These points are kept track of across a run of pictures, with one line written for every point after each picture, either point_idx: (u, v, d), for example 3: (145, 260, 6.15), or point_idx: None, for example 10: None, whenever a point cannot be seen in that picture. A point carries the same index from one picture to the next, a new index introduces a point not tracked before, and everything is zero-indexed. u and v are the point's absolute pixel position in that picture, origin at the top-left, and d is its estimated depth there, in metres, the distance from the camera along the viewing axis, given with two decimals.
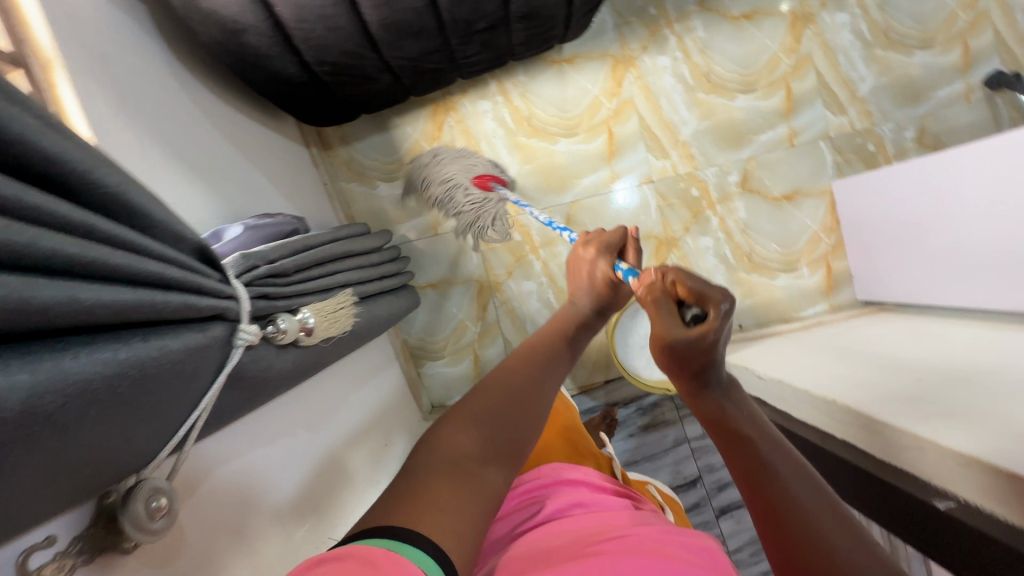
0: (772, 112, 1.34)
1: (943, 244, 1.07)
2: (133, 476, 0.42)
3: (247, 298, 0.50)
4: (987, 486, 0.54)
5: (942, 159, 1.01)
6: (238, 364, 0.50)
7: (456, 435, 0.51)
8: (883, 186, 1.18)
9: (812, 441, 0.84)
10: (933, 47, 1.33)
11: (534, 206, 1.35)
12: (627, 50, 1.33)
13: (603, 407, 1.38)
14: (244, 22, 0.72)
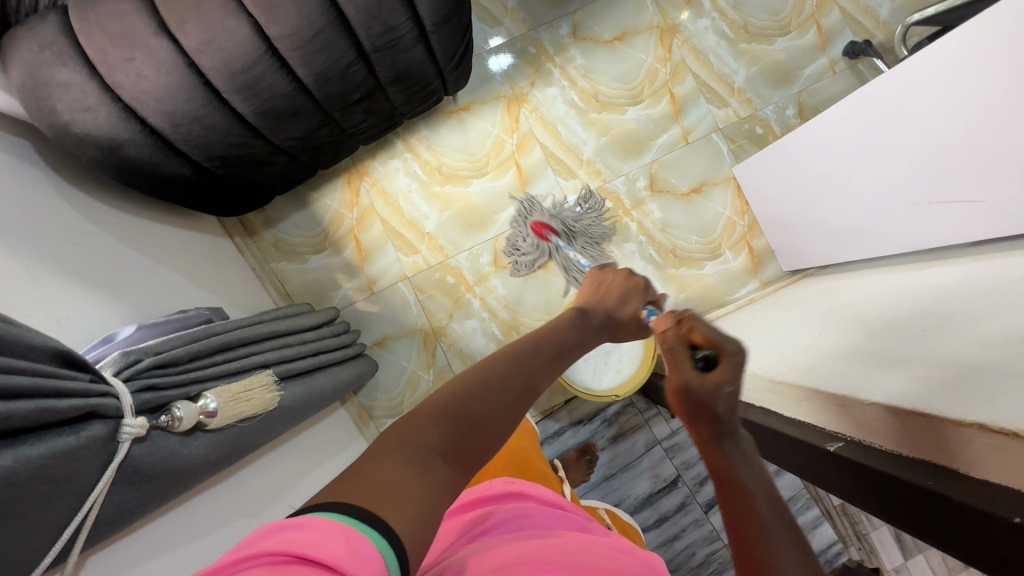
0: (661, 117, 1.43)
1: (833, 205, 1.14)
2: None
3: (129, 394, 0.52)
4: None
5: (810, 129, 1.09)
6: (129, 459, 0.51)
7: (425, 424, 0.48)
8: (772, 163, 1.25)
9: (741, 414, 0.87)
10: (790, 33, 1.45)
11: (460, 247, 1.40)
12: (516, 88, 1.43)
13: (570, 428, 1.37)
14: (119, 137, 0.77)
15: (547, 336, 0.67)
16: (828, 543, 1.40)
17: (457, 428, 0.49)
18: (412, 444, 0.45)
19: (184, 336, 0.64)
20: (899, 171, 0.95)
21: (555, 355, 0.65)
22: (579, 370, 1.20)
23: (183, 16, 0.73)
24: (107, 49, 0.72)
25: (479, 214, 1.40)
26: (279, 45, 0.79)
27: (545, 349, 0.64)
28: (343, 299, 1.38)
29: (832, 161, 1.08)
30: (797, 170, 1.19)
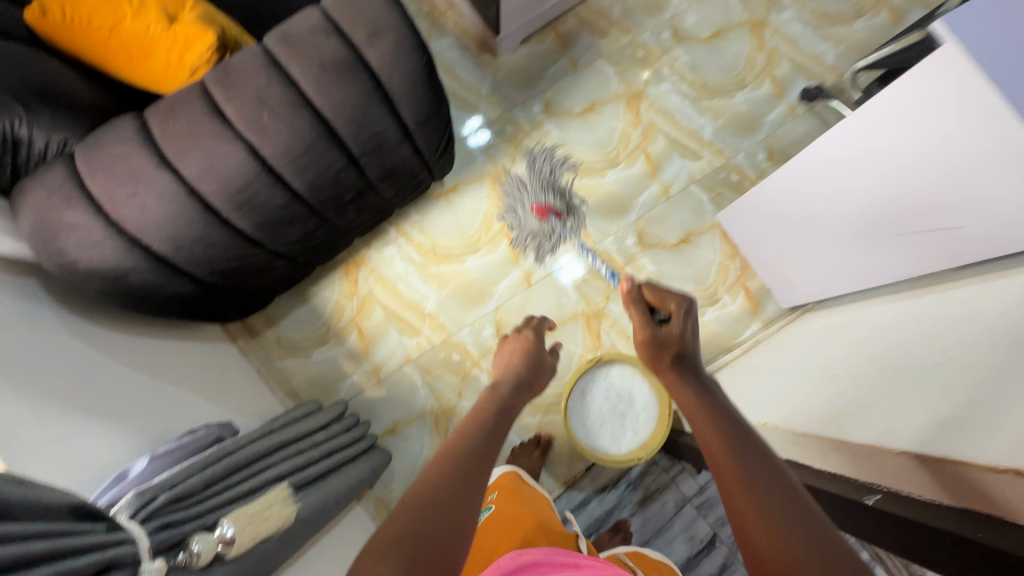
0: (640, 176, 1.50)
1: (821, 242, 1.17)
2: None
3: (145, 536, 0.51)
4: None
5: (782, 175, 1.14)
6: None
7: (376, 554, 0.51)
8: (753, 208, 1.29)
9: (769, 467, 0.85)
10: (747, 86, 1.55)
11: (461, 323, 1.41)
12: (499, 165, 1.49)
13: (595, 496, 1.32)
14: (124, 267, 0.79)
15: (474, 420, 0.72)
16: None
17: (409, 548, 0.52)
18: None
19: (197, 462, 0.63)
20: (876, 205, 0.99)
21: (493, 432, 0.69)
22: (596, 435, 1.18)
23: (183, 149, 0.79)
24: (112, 188, 0.76)
25: (476, 288, 1.42)
26: (273, 163, 0.83)
27: (484, 431, 0.69)
28: (350, 389, 1.37)
29: (809, 201, 1.12)
30: (777, 213, 1.23)
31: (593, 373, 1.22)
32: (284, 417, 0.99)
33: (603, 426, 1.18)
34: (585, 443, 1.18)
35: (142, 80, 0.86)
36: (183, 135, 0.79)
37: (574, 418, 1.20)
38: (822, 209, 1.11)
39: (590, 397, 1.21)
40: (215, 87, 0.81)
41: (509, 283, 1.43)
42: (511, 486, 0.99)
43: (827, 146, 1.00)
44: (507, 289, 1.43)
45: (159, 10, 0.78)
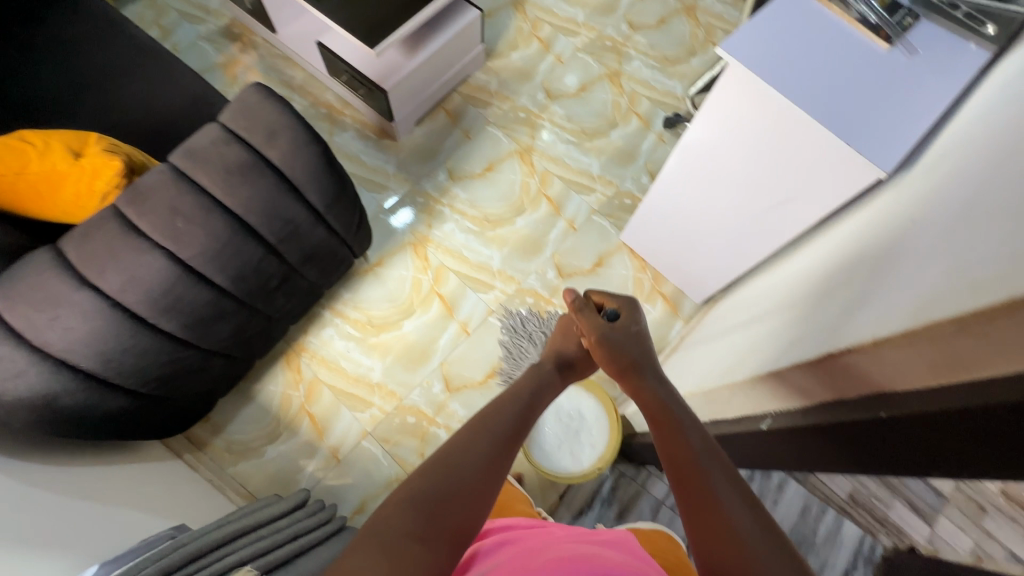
0: (546, 216, 1.65)
1: (706, 237, 1.34)
2: None
3: None
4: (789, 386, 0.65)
5: (658, 188, 1.32)
6: None
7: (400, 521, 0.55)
8: (646, 222, 1.46)
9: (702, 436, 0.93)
10: (619, 125, 1.79)
11: (410, 385, 1.44)
12: (417, 233, 1.61)
13: (574, 522, 1.34)
14: (52, 391, 0.80)
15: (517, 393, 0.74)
16: (858, 540, 1.38)
17: (428, 506, 0.56)
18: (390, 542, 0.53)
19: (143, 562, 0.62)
20: (734, 196, 1.16)
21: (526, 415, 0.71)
22: (557, 458, 1.23)
23: (101, 268, 0.83)
24: (32, 315, 0.79)
25: (418, 348, 1.48)
26: (192, 264, 0.89)
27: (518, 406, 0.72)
28: (311, 477, 1.34)
29: (685, 204, 1.30)
30: (666, 220, 1.40)
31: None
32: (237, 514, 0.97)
33: (562, 446, 1.24)
34: (548, 469, 1.21)
35: (52, 216, 0.91)
36: (100, 254, 0.84)
37: (532, 448, 1.24)
38: (697, 209, 1.28)
39: (544, 423, 1.26)
40: (127, 207, 0.88)
41: (448, 336, 1.50)
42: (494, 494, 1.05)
43: (681, 157, 1.19)
44: (448, 343, 1.49)
45: (66, 150, 0.85)
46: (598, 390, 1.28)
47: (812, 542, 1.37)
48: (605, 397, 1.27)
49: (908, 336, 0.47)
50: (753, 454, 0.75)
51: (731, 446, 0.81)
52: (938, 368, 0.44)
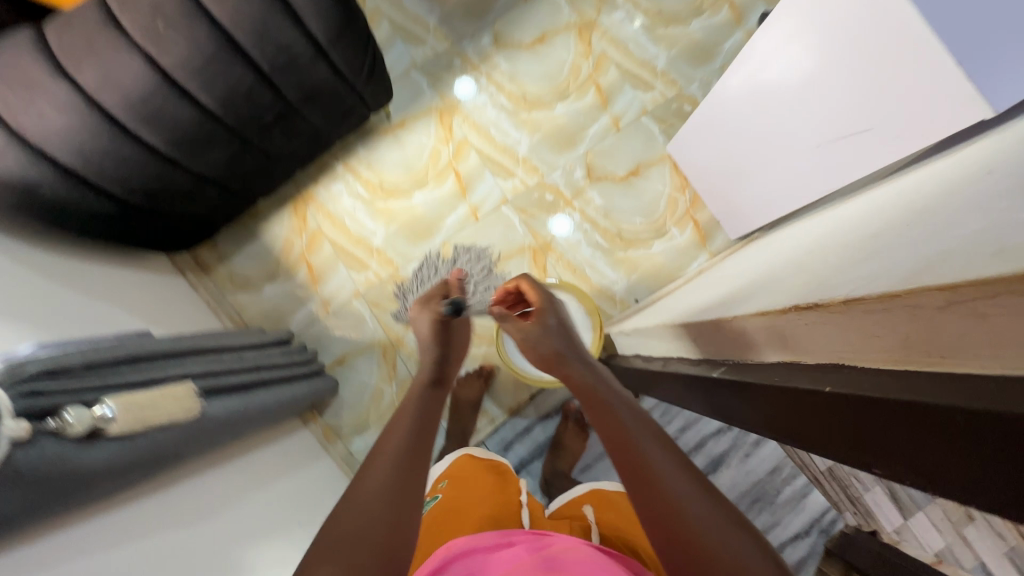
0: (590, 108, 1.47)
1: (761, 163, 1.15)
2: None
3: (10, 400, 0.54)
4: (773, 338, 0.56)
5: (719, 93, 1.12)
6: (14, 459, 0.52)
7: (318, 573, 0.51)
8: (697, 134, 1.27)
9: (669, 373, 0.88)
10: (705, 11, 1.47)
11: (409, 258, 1.42)
12: (447, 100, 1.47)
13: (538, 422, 1.36)
14: (32, 179, 0.82)
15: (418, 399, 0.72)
16: (819, 511, 1.35)
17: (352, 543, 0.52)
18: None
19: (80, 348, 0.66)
20: (802, 116, 0.97)
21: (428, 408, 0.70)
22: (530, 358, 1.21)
23: (80, 60, 0.80)
24: (11, 97, 0.78)
25: (423, 223, 1.43)
26: (174, 76, 0.84)
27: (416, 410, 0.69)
28: (301, 322, 1.40)
29: (750, 116, 1.10)
30: (724, 134, 1.20)
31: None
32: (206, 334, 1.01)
33: None
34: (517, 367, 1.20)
35: None
36: (79, 45, 0.79)
37: (507, 344, 1.23)
38: (758, 124, 1.08)
39: None
40: None
41: (456, 217, 1.43)
42: (461, 472, 0.95)
43: None
44: (454, 224, 1.43)
45: None
46: (589, 304, 1.22)
47: (772, 501, 1.35)
48: (594, 312, 1.21)
49: (887, 301, 0.38)
50: (720, 402, 0.69)
51: (699, 389, 0.74)
52: (919, 344, 0.36)
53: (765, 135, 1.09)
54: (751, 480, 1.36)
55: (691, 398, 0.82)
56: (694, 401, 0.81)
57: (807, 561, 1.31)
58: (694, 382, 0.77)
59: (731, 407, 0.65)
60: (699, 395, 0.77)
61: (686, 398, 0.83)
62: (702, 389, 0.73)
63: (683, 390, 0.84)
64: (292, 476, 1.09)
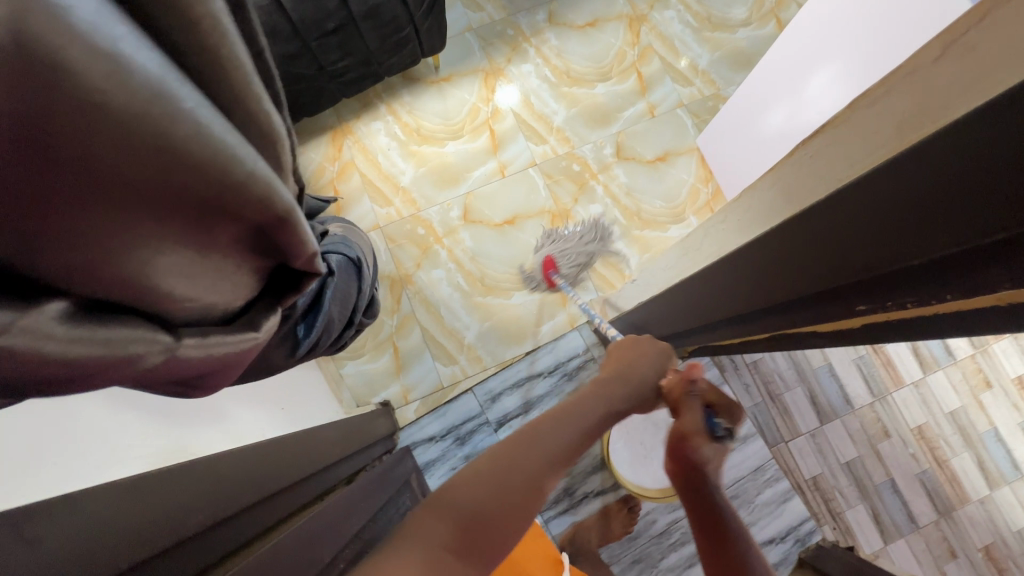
0: (629, 92, 1.53)
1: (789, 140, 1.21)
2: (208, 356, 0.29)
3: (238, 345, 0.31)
4: (738, 224, 0.57)
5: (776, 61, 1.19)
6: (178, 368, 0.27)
7: (255, 527, 0.56)
8: (735, 111, 1.33)
9: (660, 309, 0.89)
10: (752, 24, 1.59)
11: (432, 201, 1.46)
12: (494, 63, 1.53)
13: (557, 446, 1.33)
14: None
15: None
16: (799, 519, 1.31)
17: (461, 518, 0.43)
18: (258, 506, 0.59)
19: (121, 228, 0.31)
20: (832, 82, 1.06)
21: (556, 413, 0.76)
22: (637, 471, 1.22)
23: None
24: None
25: (452, 172, 1.48)
26: None
27: None
28: None
29: (773, 102, 1.21)
30: (747, 125, 1.31)
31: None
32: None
33: (643, 460, 1.23)
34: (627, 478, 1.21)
35: None
36: None
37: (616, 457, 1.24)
38: (777, 115, 1.21)
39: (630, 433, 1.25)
40: None
41: (484, 171, 1.48)
42: None
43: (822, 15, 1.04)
44: (481, 177, 1.48)
45: None
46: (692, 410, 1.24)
47: (752, 500, 1.31)
48: None
49: (741, 198, 0.56)
50: (879, 221, 0.35)
51: (870, 208, 0.35)
52: (795, 193, 0.45)
53: (779, 134, 1.22)
54: (733, 476, 1.32)
55: (721, 309, 0.67)
56: (826, 276, 0.43)
57: (780, 567, 1.28)
58: (880, 210, 0.34)
59: (934, 181, 0.29)
60: (933, 215, 0.31)
61: (789, 284, 0.49)
62: (949, 181, 0.29)
63: (846, 256, 0.40)
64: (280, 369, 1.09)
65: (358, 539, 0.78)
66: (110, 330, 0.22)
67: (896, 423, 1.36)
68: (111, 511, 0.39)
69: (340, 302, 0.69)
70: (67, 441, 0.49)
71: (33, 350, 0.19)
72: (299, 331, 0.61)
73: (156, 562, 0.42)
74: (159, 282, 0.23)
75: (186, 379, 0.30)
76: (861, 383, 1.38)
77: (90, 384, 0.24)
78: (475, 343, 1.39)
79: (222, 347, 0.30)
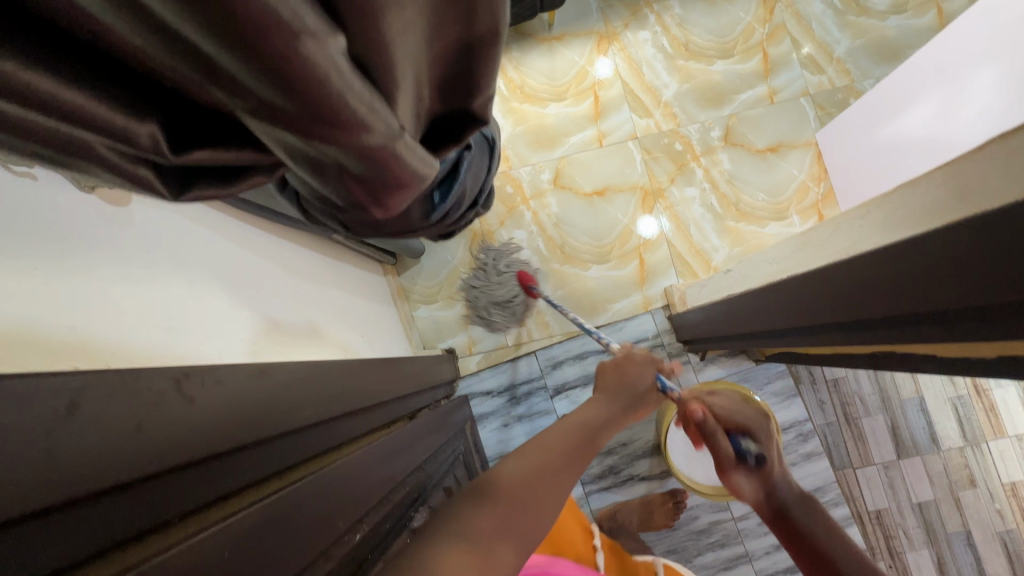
0: (750, 74, 1.43)
1: (925, 148, 1.08)
2: (405, 162, 0.32)
3: (418, 164, 0.34)
4: (884, 220, 0.52)
5: (927, 59, 1.05)
6: (387, 159, 0.30)
7: (336, 438, 0.60)
8: (865, 108, 1.21)
9: (748, 303, 0.85)
10: (906, 12, 1.42)
11: (524, 161, 1.45)
12: (610, 27, 1.47)
13: None
14: None
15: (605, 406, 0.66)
16: (854, 549, 1.24)
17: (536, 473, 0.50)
18: (339, 420, 0.62)
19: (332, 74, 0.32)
20: (998, 84, 0.92)
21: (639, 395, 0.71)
22: (691, 466, 1.19)
23: None
24: None
25: (550, 134, 1.45)
26: None
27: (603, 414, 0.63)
28: None
29: (915, 99, 1.08)
30: (877, 121, 1.18)
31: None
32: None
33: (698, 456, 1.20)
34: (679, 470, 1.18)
35: None
36: None
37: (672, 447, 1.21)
38: (917, 113, 1.08)
39: None
40: None
41: (582, 138, 1.45)
42: None
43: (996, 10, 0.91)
44: (577, 144, 1.44)
45: None
46: None
47: None
48: None
49: (894, 193, 0.51)
50: None
51: None
52: (973, 192, 0.41)
53: (914, 138, 1.10)
54: None
55: (829, 312, 0.63)
56: (984, 291, 0.40)
57: None
58: None
59: None
60: None
61: (931, 297, 0.46)
62: None
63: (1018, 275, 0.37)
64: (363, 300, 1.14)
65: (417, 472, 0.81)
66: (375, 97, 0.26)
67: (986, 474, 1.24)
68: (239, 393, 0.42)
69: (472, 177, 0.69)
70: (194, 324, 0.54)
71: (326, 70, 0.22)
72: (434, 197, 0.63)
73: (271, 446, 0.45)
74: (394, 37, 0.26)
75: (382, 185, 0.32)
76: (954, 424, 1.27)
77: (337, 147, 0.27)
78: (545, 309, 1.39)
79: (411, 154, 0.32)
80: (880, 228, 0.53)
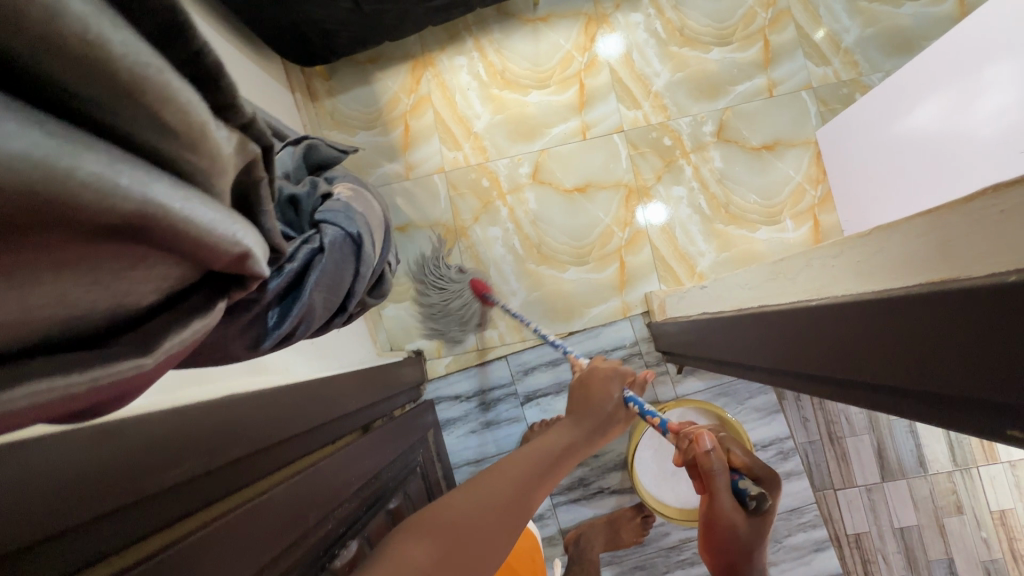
0: (749, 63, 1.32)
1: (934, 151, 0.98)
2: (134, 373, 0.26)
3: (167, 350, 0.28)
4: (859, 265, 0.45)
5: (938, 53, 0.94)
6: (99, 392, 0.24)
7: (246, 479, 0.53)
8: (869, 105, 1.11)
9: (717, 329, 0.78)
10: None
11: (502, 152, 1.36)
12: (600, 7, 1.35)
13: None
14: None
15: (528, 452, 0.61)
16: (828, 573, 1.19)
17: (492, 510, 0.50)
18: (258, 455, 0.55)
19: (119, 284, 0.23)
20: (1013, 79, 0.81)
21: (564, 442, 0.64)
22: (661, 487, 1.13)
23: None
24: None
25: (530, 124, 1.36)
26: None
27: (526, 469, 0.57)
28: (380, 178, 1.37)
29: (927, 94, 0.97)
30: (884, 115, 1.08)
31: (681, 413, 1.13)
32: (304, 194, 0.58)
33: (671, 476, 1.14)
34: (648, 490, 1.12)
35: None
36: None
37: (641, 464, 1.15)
38: (929, 108, 0.97)
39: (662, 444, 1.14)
40: None
41: (564, 129, 1.35)
42: None
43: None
44: (559, 136, 1.35)
45: None
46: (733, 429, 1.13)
47: (780, 540, 1.20)
48: None
49: (869, 236, 0.43)
50: None
51: None
52: (959, 254, 0.33)
53: (922, 139, 1.00)
54: None
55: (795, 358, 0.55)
56: (964, 377, 0.33)
57: None
58: None
59: None
60: None
61: (899, 372, 0.39)
62: None
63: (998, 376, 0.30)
64: None
65: (357, 499, 0.74)
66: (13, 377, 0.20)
67: (973, 501, 1.18)
68: (85, 451, 0.34)
69: (332, 287, 0.54)
70: None
71: None
72: (269, 318, 0.48)
73: (158, 500, 0.40)
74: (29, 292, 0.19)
75: (32, 420, 0.23)
76: (944, 448, 1.20)
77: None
78: (517, 312, 1.32)
79: (63, 392, 0.22)
80: (853, 274, 0.46)
